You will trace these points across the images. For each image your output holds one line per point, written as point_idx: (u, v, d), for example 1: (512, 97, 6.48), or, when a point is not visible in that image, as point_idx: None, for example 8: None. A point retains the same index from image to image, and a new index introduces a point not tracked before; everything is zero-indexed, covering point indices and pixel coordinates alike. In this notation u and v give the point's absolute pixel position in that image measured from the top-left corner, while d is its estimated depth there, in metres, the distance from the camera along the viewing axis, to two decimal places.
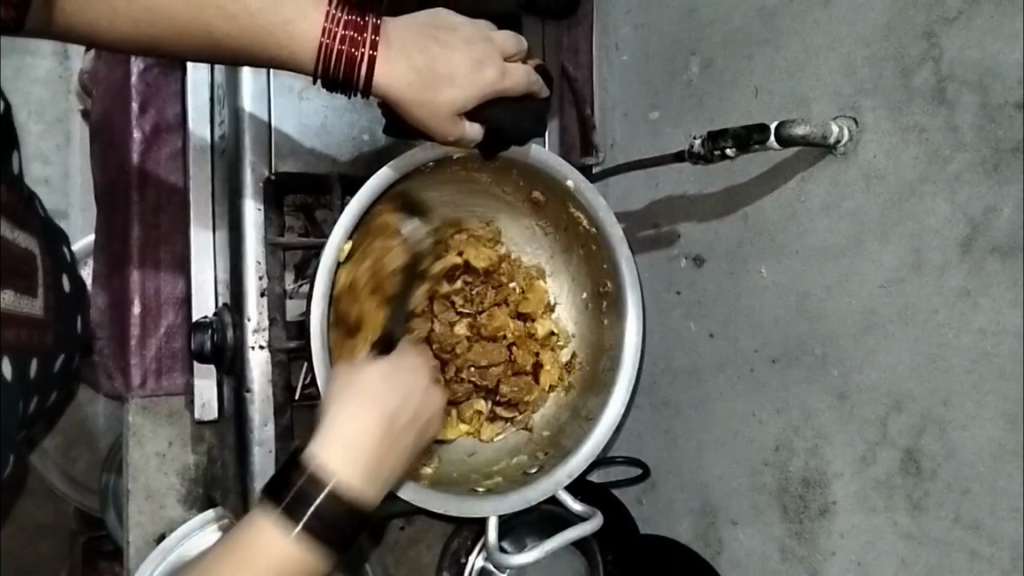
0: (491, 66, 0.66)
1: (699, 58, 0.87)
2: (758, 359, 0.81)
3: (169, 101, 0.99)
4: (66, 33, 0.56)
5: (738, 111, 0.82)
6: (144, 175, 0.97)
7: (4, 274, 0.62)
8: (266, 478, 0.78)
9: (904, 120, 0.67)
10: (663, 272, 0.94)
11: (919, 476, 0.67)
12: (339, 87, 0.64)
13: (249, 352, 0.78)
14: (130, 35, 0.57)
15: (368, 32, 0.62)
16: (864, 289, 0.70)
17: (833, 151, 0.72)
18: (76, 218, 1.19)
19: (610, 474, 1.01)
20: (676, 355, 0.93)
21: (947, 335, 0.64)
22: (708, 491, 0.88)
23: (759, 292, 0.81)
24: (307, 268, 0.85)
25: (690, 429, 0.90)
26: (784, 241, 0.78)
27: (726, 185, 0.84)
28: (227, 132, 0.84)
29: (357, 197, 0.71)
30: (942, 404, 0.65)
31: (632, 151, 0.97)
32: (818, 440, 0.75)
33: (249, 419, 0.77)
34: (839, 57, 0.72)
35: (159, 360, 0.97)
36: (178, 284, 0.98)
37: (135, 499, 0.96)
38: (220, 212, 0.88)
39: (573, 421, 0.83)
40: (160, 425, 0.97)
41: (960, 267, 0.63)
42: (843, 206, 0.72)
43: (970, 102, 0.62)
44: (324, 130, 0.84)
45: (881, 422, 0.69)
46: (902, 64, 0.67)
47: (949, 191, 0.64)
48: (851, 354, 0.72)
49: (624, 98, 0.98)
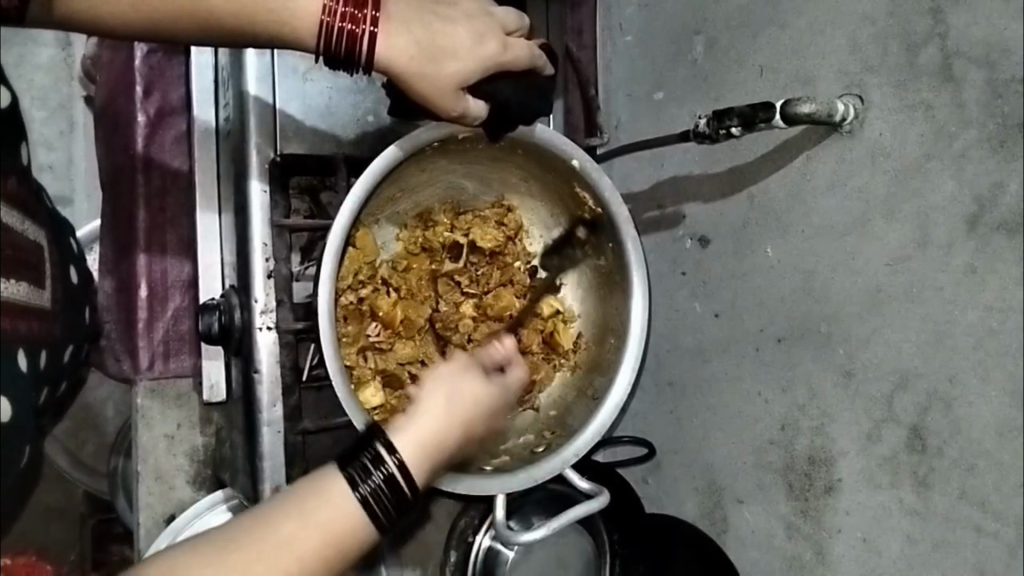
0: (493, 39, 0.66)
1: (703, 37, 0.87)
2: (764, 339, 0.81)
3: (173, 84, 0.98)
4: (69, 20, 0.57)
5: (743, 90, 0.82)
6: (149, 160, 0.97)
7: (11, 265, 0.60)
8: (275, 458, 0.79)
9: (910, 97, 0.67)
10: (668, 253, 0.94)
11: (925, 453, 0.67)
12: (341, 63, 0.63)
13: (258, 333, 0.79)
14: (130, 17, 0.57)
15: (368, 9, 0.62)
16: (870, 268, 0.70)
17: (839, 129, 0.72)
18: (81, 204, 1.19)
19: (616, 453, 1.02)
20: (681, 335, 0.93)
21: (953, 312, 0.64)
22: (713, 470, 0.88)
23: (765, 271, 0.81)
24: (314, 250, 0.84)
25: (696, 407, 0.91)
26: (788, 220, 0.78)
27: (731, 165, 0.84)
28: (232, 115, 0.84)
29: (364, 178, 0.70)
30: (948, 381, 0.65)
31: (636, 131, 0.97)
32: (823, 418, 0.75)
33: (258, 399, 0.79)
34: (843, 34, 0.72)
35: (167, 343, 0.98)
36: (184, 267, 0.98)
37: (144, 480, 0.96)
38: (225, 195, 0.88)
39: (580, 401, 0.83)
40: (169, 408, 0.97)
41: (967, 244, 0.63)
42: (848, 184, 0.72)
43: (977, 78, 0.62)
44: (329, 112, 0.84)
45: (887, 399, 0.70)
46: (908, 41, 0.67)
47: (955, 168, 0.64)
48: (856, 332, 0.72)
49: (628, 78, 0.97)
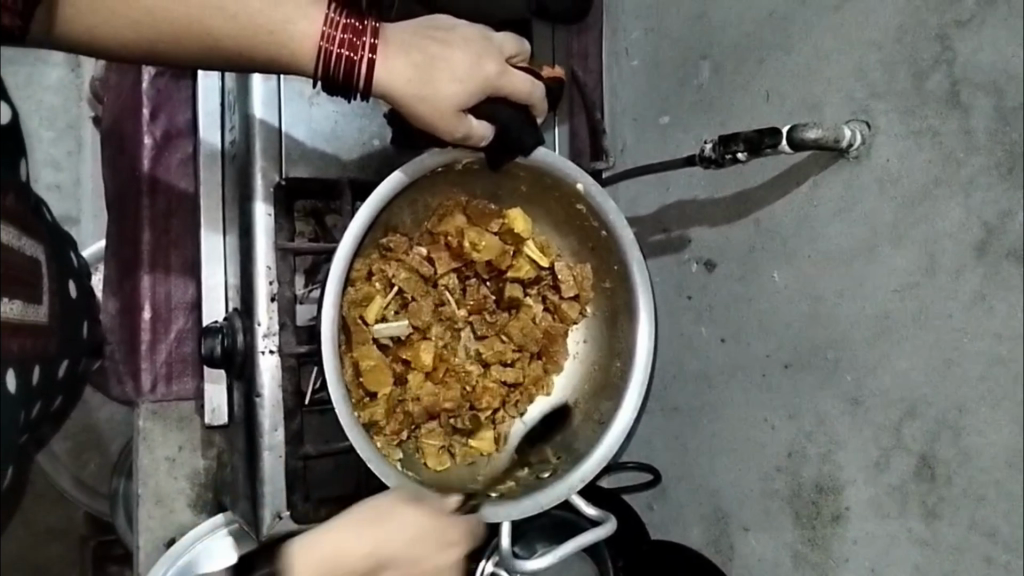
0: (492, 62, 0.65)
1: (709, 62, 0.87)
2: (770, 365, 0.81)
3: (180, 107, 0.99)
4: (68, 45, 0.57)
5: (749, 116, 0.82)
6: (155, 181, 0.97)
7: (7, 279, 0.58)
8: (276, 484, 0.78)
9: (917, 123, 0.66)
10: (674, 276, 0.94)
11: (933, 481, 0.66)
12: (338, 89, 0.64)
13: (259, 357, 0.78)
14: (128, 44, 0.58)
15: (366, 35, 0.62)
16: (876, 294, 0.70)
17: (846, 154, 0.71)
18: (87, 224, 1.19)
19: (621, 479, 1.01)
20: (687, 359, 0.92)
21: (961, 339, 0.64)
22: (720, 497, 0.87)
23: (771, 297, 0.80)
24: (316, 273, 0.85)
25: (702, 434, 0.90)
26: (795, 246, 0.77)
27: (737, 190, 0.83)
28: (238, 138, 0.84)
29: (368, 203, 0.70)
30: (957, 410, 0.64)
31: (641, 155, 0.97)
32: (830, 445, 0.74)
33: (258, 425, 0.78)
34: (850, 60, 0.72)
35: (169, 364, 0.97)
36: (188, 289, 0.98)
37: (145, 503, 0.96)
38: (230, 217, 0.88)
39: (585, 424, 0.83)
40: (169, 430, 0.97)
41: (976, 271, 0.62)
42: (855, 210, 0.71)
43: (984, 105, 0.62)
44: (335, 136, 0.85)
45: (894, 428, 0.69)
46: (915, 67, 0.67)
47: (963, 195, 0.63)
48: (863, 359, 0.71)
49: (633, 103, 0.97)
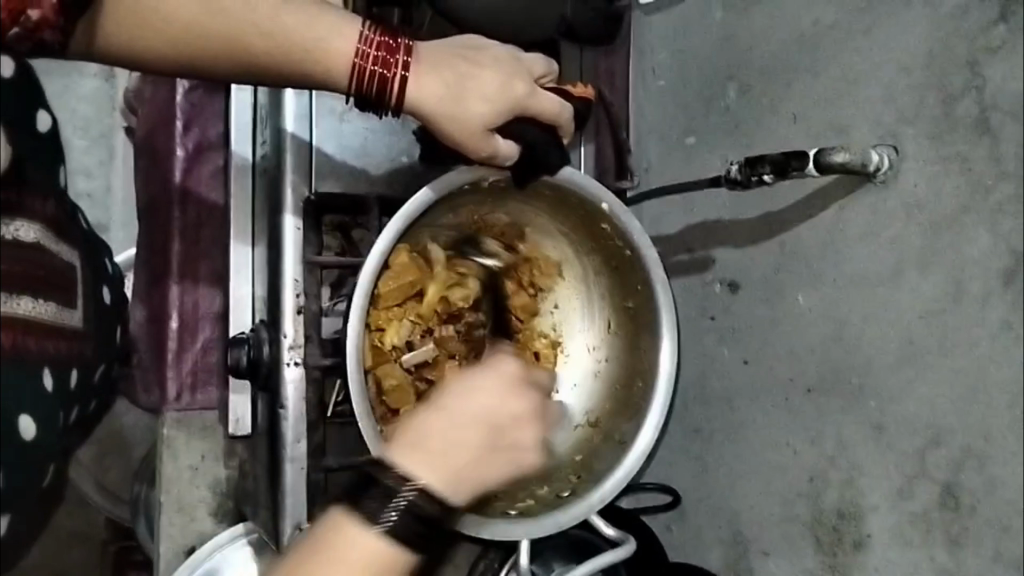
0: (522, 83, 0.66)
1: (736, 84, 0.87)
2: (793, 388, 0.80)
3: (211, 120, 1.00)
4: (105, 57, 0.58)
5: (776, 138, 0.82)
6: (185, 192, 0.99)
7: (43, 282, 0.59)
8: (298, 495, 0.79)
9: (946, 149, 0.66)
10: (697, 297, 0.94)
11: (957, 511, 0.65)
12: (370, 105, 0.65)
13: (285, 368, 0.79)
14: (164, 58, 0.59)
15: (399, 53, 0.63)
16: (902, 320, 0.69)
17: (873, 179, 0.71)
18: (117, 232, 1.21)
19: (640, 500, 1.00)
20: (709, 380, 0.92)
21: (988, 367, 0.63)
22: (740, 520, 0.86)
23: (795, 320, 0.80)
24: (342, 287, 0.84)
25: (723, 457, 0.89)
26: (820, 269, 0.77)
27: (762, 212, 0.83)
28: (269, 152, 0.86)
29: (395, 219, 0.71)
30: (982, 439, 0.63)
31: (666, 175, 0.97)
32: (852, 471, 0.74)
33: (282, 435, 0.79)
34: (878, 85, 0.72)
35: (194, 374, 0.99)
36: (215, 299, 0.99)
37: (167, 511, 0.97)
38: (260, 229, 0.90)
39: (605, 443, 0.83)
40: (193, 439, 0.98)
41: (1004, 298, 0.62)
42: (881, 235, 0.71)
43: (1013, 131, 0.62)
44: (364, 152, 0.86)
45: (918, 455, 0.68)
46: (944, 93, 0.66)
47: (991, 222, 0.63)
48: (888, 385, 0.71)
49: (658, 123, 0.98)
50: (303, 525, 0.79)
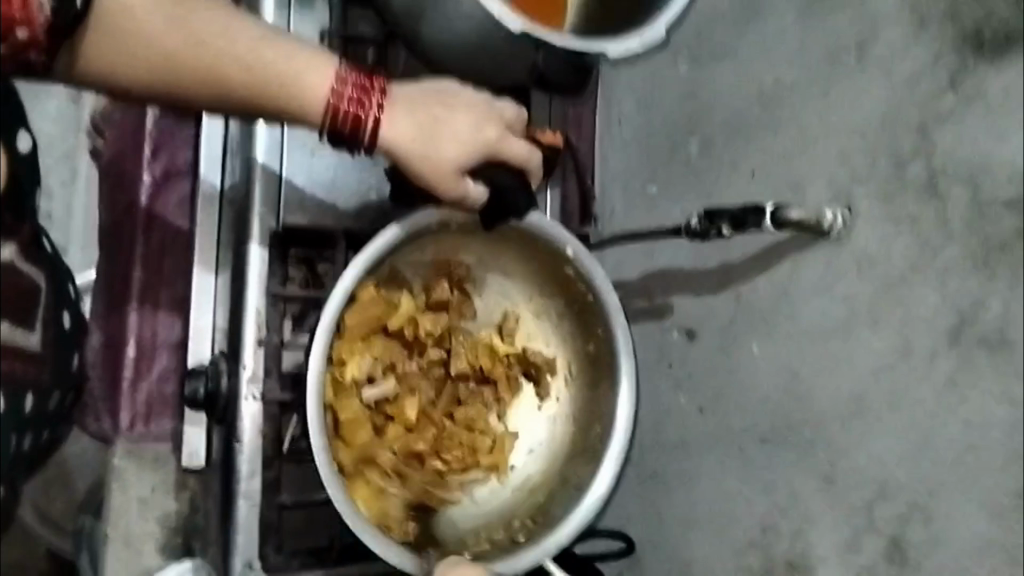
0: (492, 128, 0.68)
1: (698, 140, 0.90)
2: (746, 438, 0.82)
3: (181, 148, 1.00)
4: (84, 82, 0.59)
5: (736, 192, 0.84)
6: (150, 218, 0.98)
7: None
8: (250, 532, 0.78)
9: (897, 211, 0.69)
10: (654, 343, 0.95)
11: (904, 564, 0.68)
12: (344, 142, 0.66)
13: (242, 402, 0.78)
14: (144, 86, 0.60)
15: (375, 93, 0.65)
16: (853, 373, 0.72)
17: (828, 236, 0.74)
18: (76, 255, 1.20)
19: (595, 545, 1.00)
20: (664, 427, 0.93)
21: (934, 424, 0.65)
22: (692, 568, 0.87)
23: (750, 369, 0.82)
24: (305, 319, 0.85)
25: (676, 504, 0.90)
26: (775, 321, 0.79)
27: (720, 262, 0.85)
28: (239, 181, 0.86)
29: (359, 258, 0.72)
30: (928, 494, 0.66)
31: (628, 224, 0.99)
32: (803, 521, 0.75)
33: (236, 469, 0.78)
34: (834, 146, 0.74)
35: (149, 405, 0.97)
36: (174, 328, 0.97)
37: (112, 545, 0.94)
38: (224, 259, 0.89)
39: (562, 487, 0.83)
40: (144, 469, 0.96)
41: (949, 356, 0.64)
42: (834, 290, 0.74)
43: (960, 197, 0.65)
44: (333, 186, 0.86)
45: (866, 508, 0.70)
46: (896, 157, 0.69)
47: (939, 283, 0.65)
48: (838, 437, 0.73)
49: (622, 172, 1.00)
50: (253, 563, 0.78)
